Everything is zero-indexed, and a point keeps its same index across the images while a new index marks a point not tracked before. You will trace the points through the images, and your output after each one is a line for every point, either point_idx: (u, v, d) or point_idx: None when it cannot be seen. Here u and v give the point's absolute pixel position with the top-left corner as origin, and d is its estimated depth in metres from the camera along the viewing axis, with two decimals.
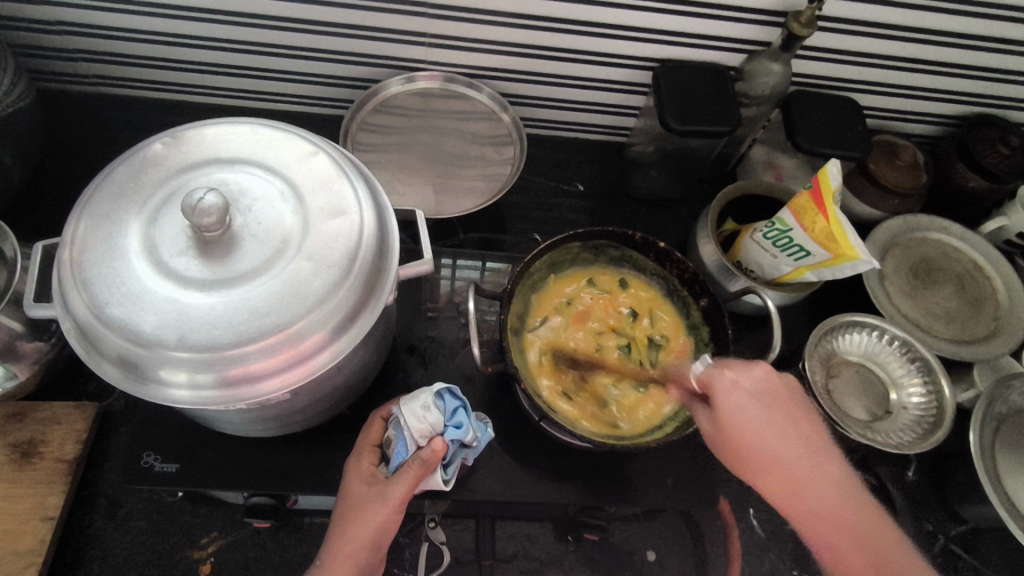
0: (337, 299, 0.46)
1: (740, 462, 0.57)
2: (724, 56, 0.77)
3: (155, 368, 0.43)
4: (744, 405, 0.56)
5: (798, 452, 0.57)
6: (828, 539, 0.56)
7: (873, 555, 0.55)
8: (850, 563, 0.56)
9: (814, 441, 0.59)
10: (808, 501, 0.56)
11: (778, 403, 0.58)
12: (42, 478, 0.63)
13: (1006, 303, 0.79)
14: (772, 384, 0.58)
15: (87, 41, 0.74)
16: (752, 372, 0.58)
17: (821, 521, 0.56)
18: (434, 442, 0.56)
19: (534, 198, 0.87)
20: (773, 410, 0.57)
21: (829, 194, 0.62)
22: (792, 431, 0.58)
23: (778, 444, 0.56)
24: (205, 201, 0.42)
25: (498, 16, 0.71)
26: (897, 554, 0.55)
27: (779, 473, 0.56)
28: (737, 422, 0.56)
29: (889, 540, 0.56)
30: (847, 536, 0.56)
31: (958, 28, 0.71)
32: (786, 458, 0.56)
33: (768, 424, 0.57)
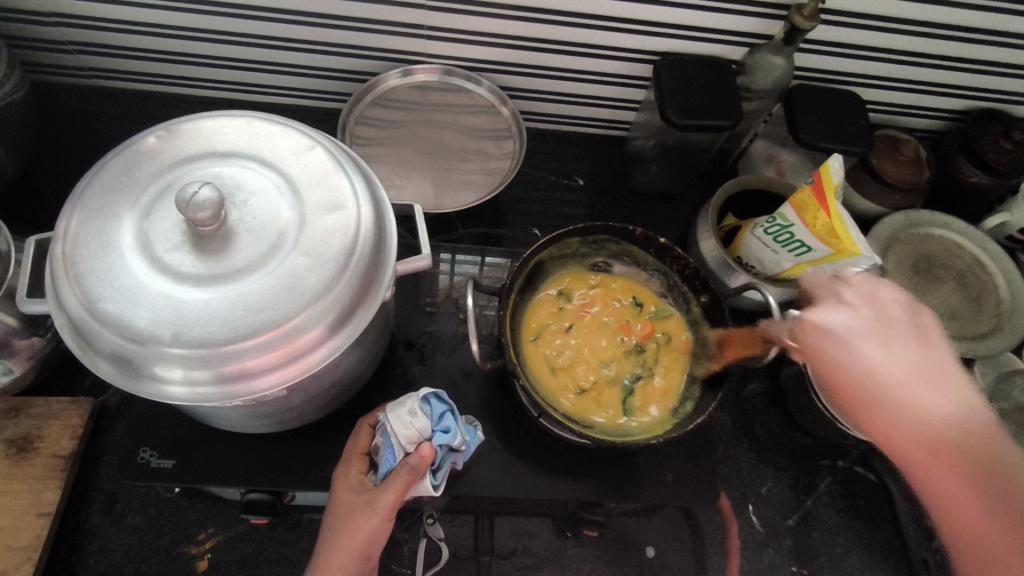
0: (334, 294, 0.45)
1: (851, 403, 0.54)
2: (725, 49, 0.76)
3: (150, 364, 0.43)
4: (834, 339, 0.54)
5: (906, 382, 0.52)
6: (925, 470, 0.50)
7: (977, 474, 0.48)
8: (936, 497, 0.49)
9: (930, 364, 0.52)
10: (904, 424, 0.50)
11: (897, 334, 0.53)
12: (38, 474, 0.63)
13: (1007, 299, 0.79)
14: (867, 317, 0.54)
15: (81, 32, 0.73)
16: (839, 310, 0.55)
17: (923, 456, 0.49)
18: (422, 448, 0.55)
19: (533, 193, 0.87)
20: (890, 336, 0.53)
21: (831, 189, 0.62)
22: (887, 351, 0.52)
23: (884, 363, 0.52)
24: (200, 195, 0.42)
25: (497, 8, 0.70)
26: (1004, 472, 0.48)
27: (879, 412, 0.52)
28: (838, 359, 0.54)
29: (1004, 473, 0.48)
30: (951, 466, 0.48)
31: (962, 22, 0.71)
32: (882, 371, 0.52)
33: (873, 345, 0.53)
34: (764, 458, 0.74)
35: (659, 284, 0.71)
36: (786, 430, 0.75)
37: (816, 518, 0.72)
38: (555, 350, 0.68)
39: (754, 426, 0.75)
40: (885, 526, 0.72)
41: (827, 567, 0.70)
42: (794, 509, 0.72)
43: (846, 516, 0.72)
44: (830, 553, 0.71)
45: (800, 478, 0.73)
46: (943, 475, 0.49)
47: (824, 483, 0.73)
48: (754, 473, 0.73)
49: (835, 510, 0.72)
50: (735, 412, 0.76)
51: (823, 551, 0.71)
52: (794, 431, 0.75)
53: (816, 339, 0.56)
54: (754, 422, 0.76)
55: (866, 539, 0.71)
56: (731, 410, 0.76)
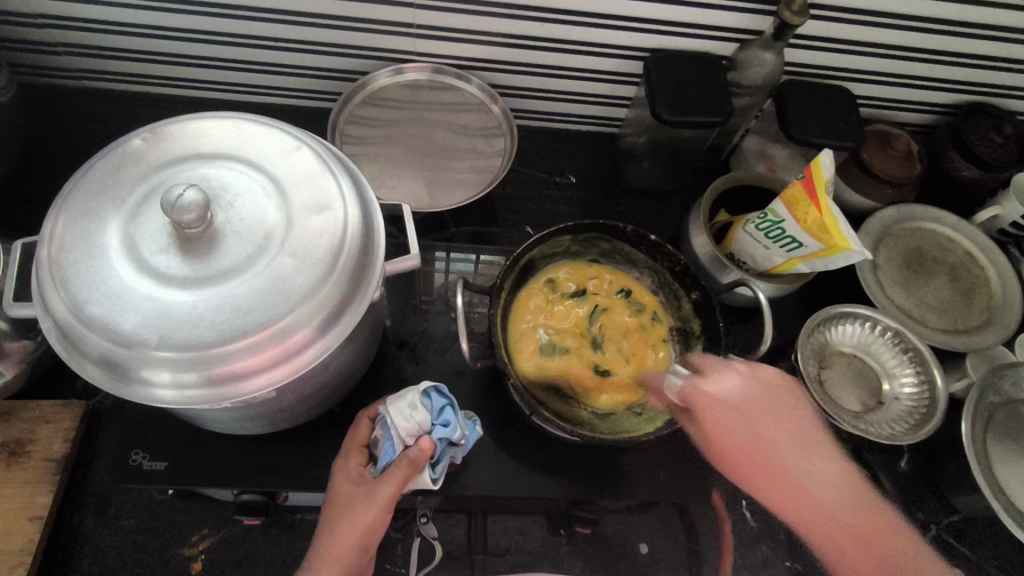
0: (322, 295, 0.45)
1: (744, 478, 0.61)
2: (715, 45, 0.76)
3: (137, 368, 0.43)
4: (722, 412, 0.60)
5: (792, 455, 0.61)
6: (842, 551, 0.58)
7: (863, 543, 0.58)
8: (853, 567, 0.58)
9: (808, 439, 0.62)
10: (792, 491, 0.60)
11: (781, 408, 0.62)
12: (30, 477, 0.63)
13: (999, 292, 0.79)
14: (751, 386, 0.61)
15: (68, 34, 0.73)
16: (729, 377, 0.61)
17: (811, 525, 0.59)
18: (422, 442, 0.56)
19: (526, 190, 0.87)
20: (780, 420, 0.61)
21: (821, 185, 0.61)
22: (790, 439, 0.61)
23: (784, 444, 0.61)
24: (185, 198, 0.42)
25: (485, 6, 0.70)
26: (905, 556, 0.57)
27: (775, 482, 0.60)
28: (723, 430, 0.60)
29: (899, 549, 0.58)
30: (847, 535, 0.58)
31: (951, 16, 0.70)
32: (768, 449, 0.60)
33: (751, 419, 0.61)
34: None
35: (650, 282, 0.72)
36: None
37: None
38: (546, 347, 0.68)
39: None
40: None
41: (820, 561, 0.70)
42: None
43: None
44: None
45: None
46: (852, 551, 0.58)
47: None
48: None
49: None
50: None
51: None
52: None
53: (709, 407, 0.61)
54: None
55: None
56: None
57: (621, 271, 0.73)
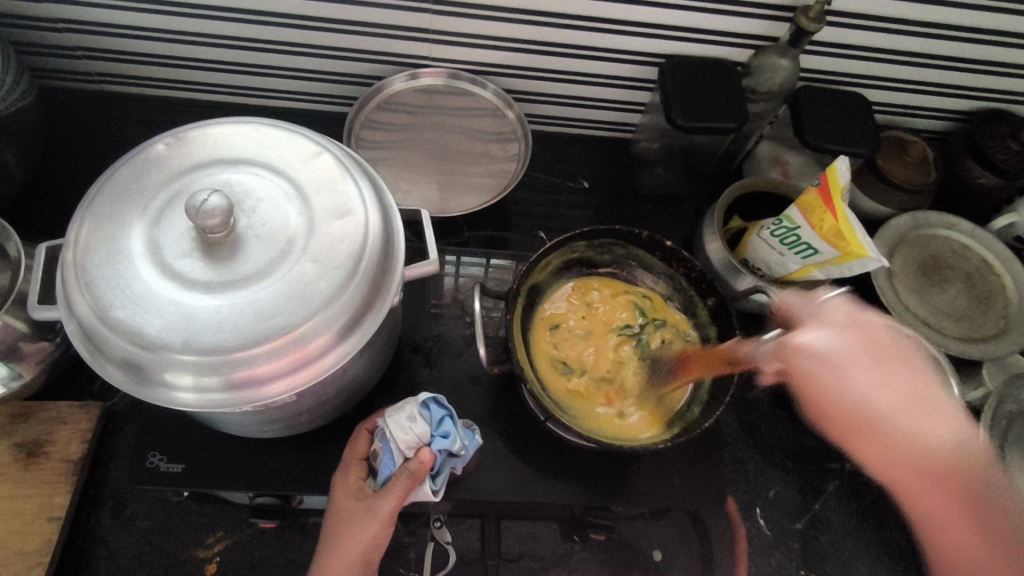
0: (343, 300, 0.45)
1: (835, 416, 0.61)
2: (730, 51, 0.76)
3: (160, 371, 0.43)
4: (816, 360, 0.61)
5: (911, 418, 0.58)
6: (905, 482, 0.56)
7: (959, 489, 0.54)
8: (928, 515, 0.55)
9: (913, 389, 0.60)
10: (896, 444, 0.56)
11: (885, 358, 0.61)
12: (48, 478, 0.63)
13: (1015, 300, 0.78)
14: (853, 343, 0.61)
15: (88, 38, 0.74)
16: (820, 332, 0.62)
17: (919, 480, 0.55)
18: (421, 454, 0.55)
19: (539, 195, 0.87)
20: (879, 367, 0.60)
21: (837, 191, 0.61)
22: (880, 377, 0.60)
23: (878, 394, 0.59)
24: (209, 203, 0.42)
25: (501, 11, 0.70)
26: (985, 490, 0.54)
27: (880, 439, 0.57)
28: (826, 390, 0.62)
29: (989, 488, 0.54)
30: (938, 488, 0.54)
31: (970, 23, 0.70)
32: (879, 400, 0.59)
33: (853, 369, 0.60)
34: (773, 461, 0.74)
35: (665, 287, 0.72)
36: (792, 433, 0.75)
37: (823, 522, 0.72)
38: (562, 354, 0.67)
39: (760, 428, 0.75)
40: (891, 528, 0.72)
41: (835, 570, 0.70)
42: (802, 512, 0.72)
43: (854, 519, 0.72)
44: (837, 556, 0.71)
45: (807, 481, 0.73)
46: (925, 490, 0.55)
47: (831, 487, 0.73)
48: (761, 477, 0.73)
49: (843, 513, 0.72)
50: (742, 416, 0.76)
51: (830, 554, 0.71)
52: (801, 434, 0.75)
53: (801, 360, 0.62)
54: (760, 425, 0.75)
55: (873, 543, 0.71)
56: (736, 415, 0.76)
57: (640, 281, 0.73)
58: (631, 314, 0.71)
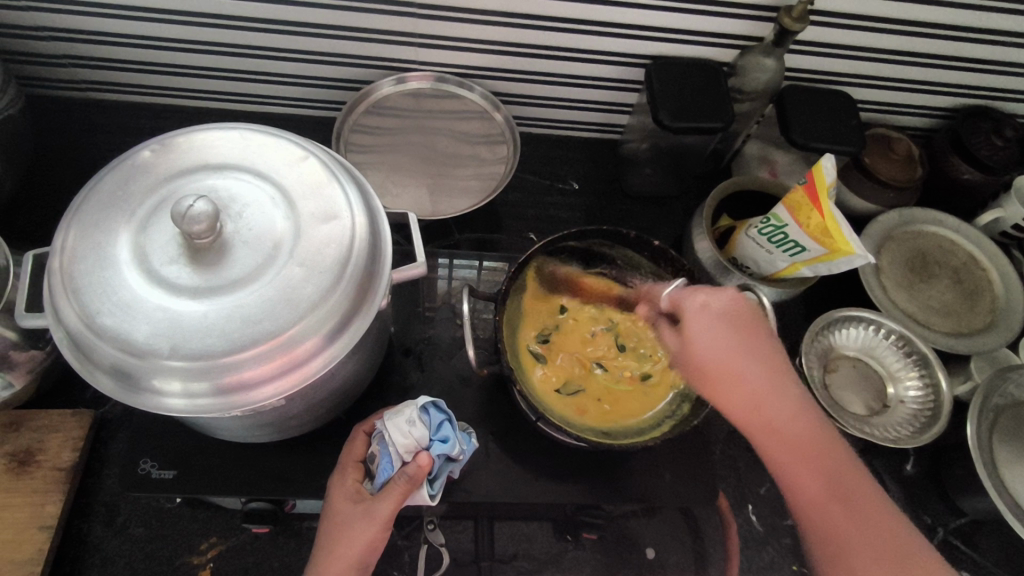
0: (330, 304, 0.45)
1: (711, 389, 0.59)
2: (716, 52, 0.77)
3: (148, 377, 0.43)
4: (709, 327, 0.59)
5: (755, 366, 0.57)
6: (793, 466, 0.55)
7: (838, 495, 0.54)
8: (807, 488, 0.55)
9: (772, 359, 0.58)
10: (746, 388, 0.57)
11: (742, 326, 0.58)
12: (39, 487, 0.63)
13: (1002, 294, 0.79)
14: (725, 307, 0.59)
15: (75, 46, 0.74)
16: (720, 296, 0.59)
17: (796, 462, 0.55)
18: (419, 458, 0.56)
19: (529, 196, 0.87)
20: (738, 330, 0.58)
21: (822, 188, 0.62)
22: (751, 351, 0.58)
23: (731, 351, 0.58)
24: (195, 208, 0.42)
25: (487, 15, 0.71)
26: (842, 463, 0.55)
27: (743, 394, 0.57)
28: (695, 335, 0.59)
29: (861, 489, 0.54)
30: (815, 464, 0.55)
31: (951, 21, 0.71)
32: (751, 372, 0.57)
33: (727, 334, 0.58)
34: (763, 457, 0.74)
35: None
36: None
37: None
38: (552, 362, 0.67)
39: None
40: None
41: None
42: (794, 508, 0.72)
43: None
44: None
45: None
46: (797, 470, 0.55)
47: None
48: (752, 473, 0.73)
49: None
50: None
51: None
52: None
53: (693, 321, 0.60)
54: None
55: None
56: None
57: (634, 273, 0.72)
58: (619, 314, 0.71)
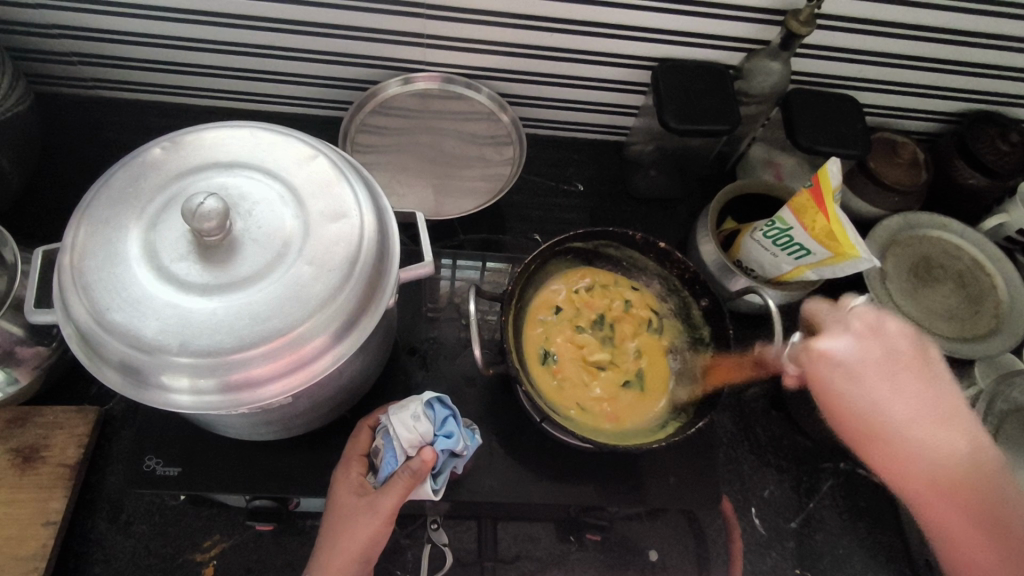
0: (338, 303, 0.46)
1: (854, 439, 0.57)
2: (722, 55, 0.77)
3: (156, 373, 0.43)
4: (835, 365, 0.58)
5: (925, 424, 0.54)
6: (933, 505, 0.52)
7: (984, 508, 0.50)
8: (947, 527, 0.51)
9: (923, 412, 0.54)
10: (890, 437, 0.54)
11: (906, 369, 0.56)
12: (44, 483, 0.63)
13: (1006, 299, 0.79)
14: (873, 350, 0.57)
15: (84, 44, 0.74)
16: (842, 339, 0.59)
17: (938, 498, 0.52)
18: (424, 453, 0.56)
19: (534, 198, 0.87)
20: (891, 375, 0.56)
21: (828, 193, 0.62)
22: (894, 390, 0.55)
23: (889, 406, 0.55)
24: (205, 206, 0.42)
25: (495, 16, 0.71)
26: (1000, 495, 0.50)
27: (890, 446, 0.54)
28: (846, 390, 0.56)
29: (1004, 505, 0.50)
30: (954, 508, 0.51)
31: (958, 26, 0.71)
32: (891, 416, 0.55)
33: (870, 378, 0.56)
34: (766, 461, 0.74)
35: (658, 288, 0.71)
36: (787, 432, 0.76)
37: (818, 520, 0.72)
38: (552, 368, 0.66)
39: (755, 429, 0.76)
40: (885, 526, 0.72)
41: (829, 568, 0.70)
42: (797, 512, 0.72)
43: (849, 518, 0.73)
44: (832, 555, 0.71)
45: (801, 480, 0.74)
46: (942, 504, 0.51)
47: (825, 486, 0.74)
48: (755, 476, 0.74)
49: (837, 512, 0.73)
50: (736, 416, 0.76)
51: (825, 552, 0.71)
52: (795, 434, 0.76)
53: (820, 367, 0.58)
54: (755, 425, 0.76)
55: (868, 541, 0.72)
56: (732, 415, 0.76)
57: (638, 275, 0.72)
58: (613, 316, 0.70)
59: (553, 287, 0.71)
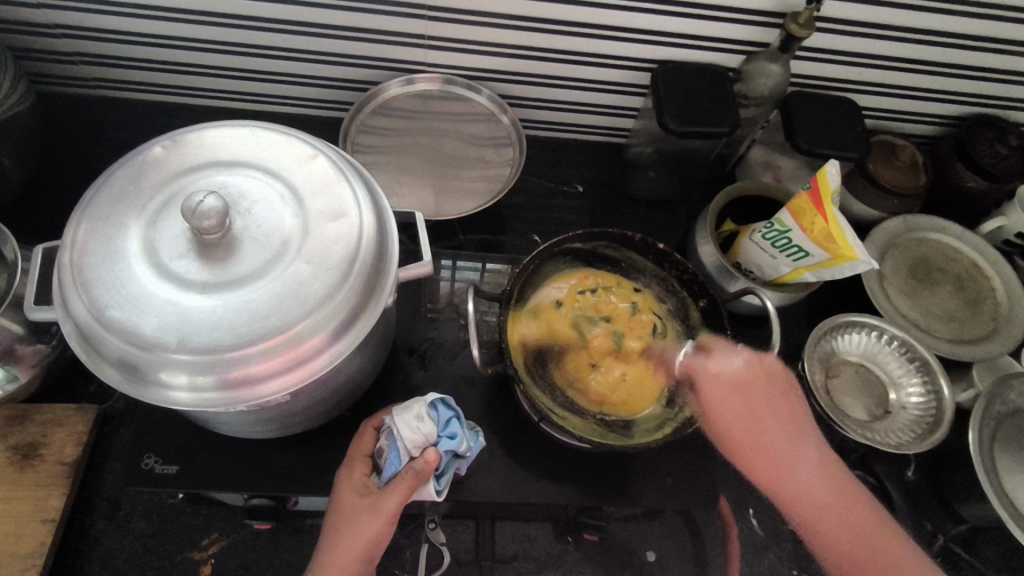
0: (337, 301, 0.46)
1: (734, 447, 0.63)
2: (722, 57, 0.77)
3: (154, 370, 0.44)
4: (725, 392, 0.63)
5: (788, 449, 0.62)
6: (816, 528, 0.60)
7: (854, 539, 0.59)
8: (834, 547, 0.59)
9: (800, 427, 0.63)
10: (775, 449, 0.62)
11: (776, 393, 0.64)
12: (43, 480, 0.63)
13: (1005, 302, 0.79)
14: (760, 373, 0.64)
15: (86, 44, 0.75)
16: (734, 360, 0.64)
17: (817, 520, 0.60)
18: (428, 453, 0.57)
19: (533, 199, 0.88)
20: (761, 399, 0.63)
21: (827, 195, 0.62)
22: (762, 412, 0.63)
23: (798, 442, 0.63)
24: (205, 204, 0.43)
25: (495, 17, 0.71)
26: (862, 512, 0.60)
27: (773, 465, 0.62)
28: (726, 407, 0.63)
29: (866, 516, 0.60)
30: (835, 518, 0.60)
31: (957, 29, 0.71)
32: (781, 446, 0.62)
33: (752, 397, 0.63)
34: None
35: (657, 290, 0.72)
36: None
37: None
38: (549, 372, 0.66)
39: None
40: None
41: None
42: None
43: None
44: None
45: None
46: (825, 526, 0.60)
47: None
48: None
49: None
50: None
51: None
52: None
53: (704, 379, 0.64)
54: None
55: None
56: None
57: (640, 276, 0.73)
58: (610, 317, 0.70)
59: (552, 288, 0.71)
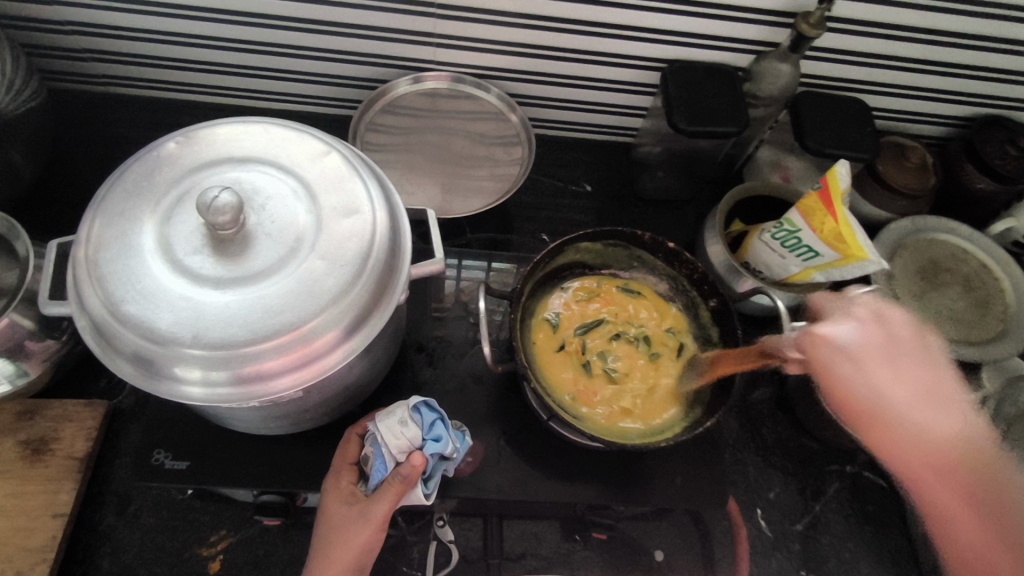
0: (351, 297, 0.46)
1: (866, 429, 0.57)
2: (732, 57, 0.77)
3: (169, 365, 0.44)
4: (842, 359, 0.56)
5: (914, 406, 0.55)
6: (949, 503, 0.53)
7: (976, 506, 0.52)
8: (931, 496, 0.54)
9: (933, 386, 0.56)
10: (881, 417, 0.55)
11: (906, 355, 0.57)
12: (53, 475, 0.64)
13: (1014, 305, 0.79)
14: (877, 337, 0.57)
15: (98, 41, 0.75)
16: (848, 325, 0.57)
17: (931, 480, 0.53)
18: (413, 458, 0.56)
19: (542, 198, 0.88)
20: (891, 357, 0.56)
21: (837, 194, 0.62)
22: (891, 368, 0.56)
23: (893, 388, 0.55)
24: (220, 200, 0.43)
25: (506, 16, 0.71)
26: (989, 479, 0.53)
27: (899, 437, 0.54)
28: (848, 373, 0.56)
29: (1012, 503, 0.52)
30: (954, 480, 0.53)
31: (968, 30, 0.71)
32: (895, 398, 0.55)
33: (870, 363, 0.56)
34: (772, 463, 0.74)
35: (665, 288, 0.72)
36: (794, 434, 0.76)
37: (824, 523, 0.72)
38: (559, 374, 0.66)
39: (761, 432, 0.76)
40: (890, 529, 0.72)
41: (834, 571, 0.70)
42: (803, 514, 0.72)
43: (854, 522, 0.73)
44: (838, 558, 0.71)
45: (808, 484, 0.74)
46: (939, 488, 0.53)
47: (832, 489, 0.74)
48: (762, 478, 0.74)
49: (843, 515, 0.73)
50: (742, 418, 0.76)
51: (831, 555, 0.71)
52: (801, 436, 0.76)
53: (823, 353, 0.57)
54: (761, 426, 0.76)
55: (873, 544, 0.72)
56: (738, 416, 0.76)
57: (643, 279, 0.73)
58: (616, 324, 0.70)
59: (558, 295, 0.71)
